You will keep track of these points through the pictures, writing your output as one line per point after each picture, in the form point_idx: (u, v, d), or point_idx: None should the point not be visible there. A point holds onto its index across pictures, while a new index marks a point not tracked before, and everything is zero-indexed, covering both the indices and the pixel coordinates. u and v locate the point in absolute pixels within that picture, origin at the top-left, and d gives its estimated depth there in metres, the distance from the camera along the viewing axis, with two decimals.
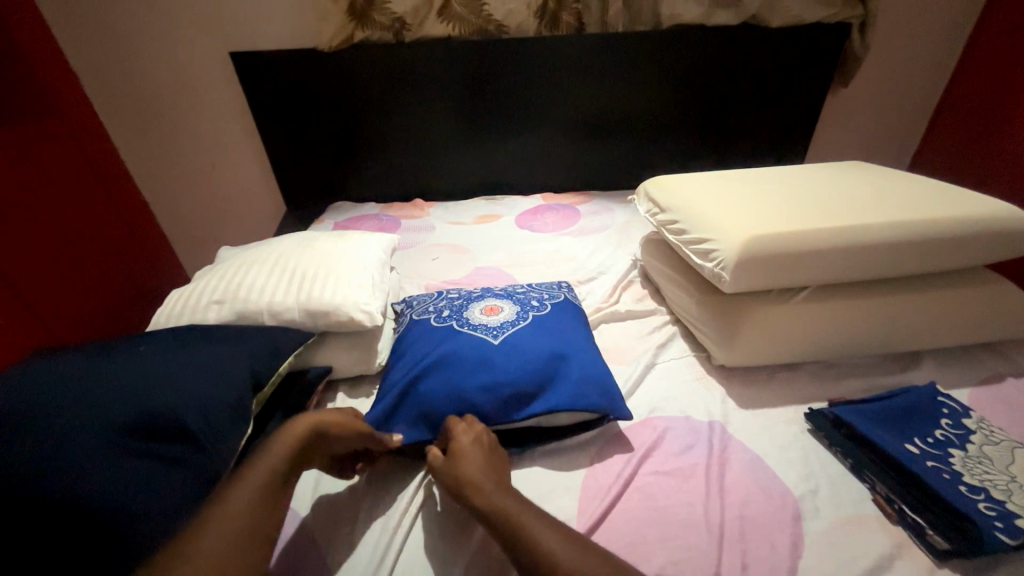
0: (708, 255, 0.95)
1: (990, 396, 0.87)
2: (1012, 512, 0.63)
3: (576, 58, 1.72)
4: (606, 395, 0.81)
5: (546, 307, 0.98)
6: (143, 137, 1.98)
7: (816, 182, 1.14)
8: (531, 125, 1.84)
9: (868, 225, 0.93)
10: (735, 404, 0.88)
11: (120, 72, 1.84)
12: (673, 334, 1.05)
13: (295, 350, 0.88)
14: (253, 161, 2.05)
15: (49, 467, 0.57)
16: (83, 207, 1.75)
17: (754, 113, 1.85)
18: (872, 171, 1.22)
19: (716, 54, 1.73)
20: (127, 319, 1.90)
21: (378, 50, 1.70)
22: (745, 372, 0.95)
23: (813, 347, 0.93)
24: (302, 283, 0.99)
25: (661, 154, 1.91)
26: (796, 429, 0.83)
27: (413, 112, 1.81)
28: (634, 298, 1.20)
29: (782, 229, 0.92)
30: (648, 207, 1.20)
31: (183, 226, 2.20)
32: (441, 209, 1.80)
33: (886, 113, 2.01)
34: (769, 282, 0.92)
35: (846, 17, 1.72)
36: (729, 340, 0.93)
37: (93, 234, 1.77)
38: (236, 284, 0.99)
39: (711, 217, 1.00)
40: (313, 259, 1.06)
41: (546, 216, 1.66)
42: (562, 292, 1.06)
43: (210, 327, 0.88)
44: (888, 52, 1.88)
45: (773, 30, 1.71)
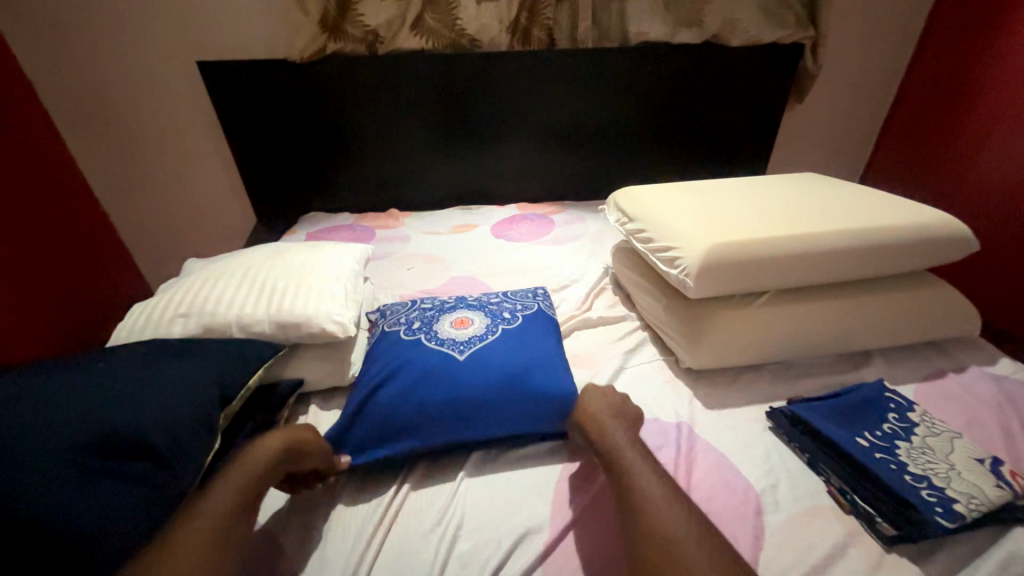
0: (674, 262, 0.99)
1: (934, 390, 0.94)
2: (952, 498, 0.68)
3: (549, 73, 1.77)
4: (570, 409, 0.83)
5: (517, 319, 0.99)
6: (104, 146, 1.91)
7: (774, 192, 1.21)
8: (505, 137, 1.87)
9: (820, 232, 0.99)
10: (702, 405, 0.92)
11: (79, 80, 1.78)
12: (643, 339, 1.09)
13: (265, 362, 0.87)
14: (222, 171, 2.01)
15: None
16: (37, 218, 1.67)
17: (718, 127, 1.95)
18: (824, 182, 1.30)
19: (681, 71, 1.82)
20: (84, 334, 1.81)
21: (352, 61, 1.71)
22: (711, 374, 0.99)
23: (773, 348, 0.98)
24: (272, 294, 0.97)
25: (631, 166, 1.98)
26: (759, 427, 0.87)
27: (387, 123, 1.81)
28: (606, 304, 1.23)
29: (742, 237, 0.97)
30: (618, 217, 1.24)
31: (145, 237, 2.12)
32: (417, 219, 1.80)
33: (838, 127, 2.14)
34: (731, 288, 0.96)
35: (799, 38, 1.83)
36: (695, 343, 0.97)
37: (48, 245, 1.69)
38: (203, 296, 0.97)
39: (676, 226, 1.04)
40: (284, 270, 1.05)
41: (521, 226, 1.69)
42: (536, 301, 1.09)
43: (174, 340, 0.86)
44: (838, 71, 2.01)
45: (733, 50, 1.80)
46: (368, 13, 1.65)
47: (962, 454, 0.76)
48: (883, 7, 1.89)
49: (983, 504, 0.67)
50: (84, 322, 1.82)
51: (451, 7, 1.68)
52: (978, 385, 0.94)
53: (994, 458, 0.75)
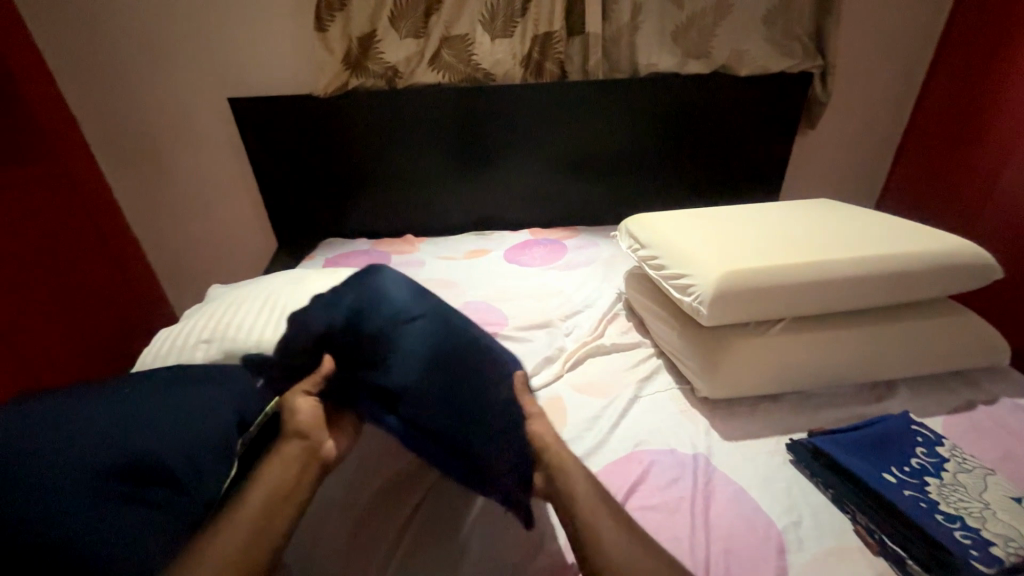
0: (686, 289, 0.99)
1: (964, 423, 0.90)
2: (988, 540, 0.65)
3: (561, 103, 1.82)
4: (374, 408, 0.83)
5: None
6: (138, 177, 2.01)
7: (788, 219, 1.21)
8: (519, 165, 1.92)
9: (835, 260, 0.98)
10: (719, 436, 0.90)
11: (120, 118, 1.90)
12: (657, 367, 1.08)
13: None
14: (246, 199, 2.09)
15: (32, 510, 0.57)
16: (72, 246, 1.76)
17: (729, 153, 1.96)
18: (839, 208, 1.29)
19: (690, 100, 1.85)
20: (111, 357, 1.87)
21: (372, 96, 1.79)
22: (728, 403, 0.97)
23: (792, 377, 0.96)
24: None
25: (642, 191, 2.00)
26: (779, 459, 0.84)
27: (405, 152, 1.88)
28: (619, 330, 1.23)
29: (755, 265, 0.97)
30: (630, 243, 1.25)
31: (171, 263, 2.20)
32: (431, 244, 1.84)
33: (852, 152, 2.13)
34: (746, 315, 0.95)
35: (808, 68, 1.86)
36: (711, 372, 0.96)
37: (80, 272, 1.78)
38: (227, 322, 1.00)
39: (688, 253, 1.04)
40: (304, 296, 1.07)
41: (534, 251, 1.71)
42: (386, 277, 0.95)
43: (197, 366, 0.88)
44: (849, 98, 2.03)
45: (742, 79, 1.84)
46: (388, 50, 1.74)
47: (997, 492, 0.72)
48: (891, 36, 1.92)
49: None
50: (110, 346, 1.87)
51: (467, 44, 1.76)
52: (1011, 419, 0.90)
53: None
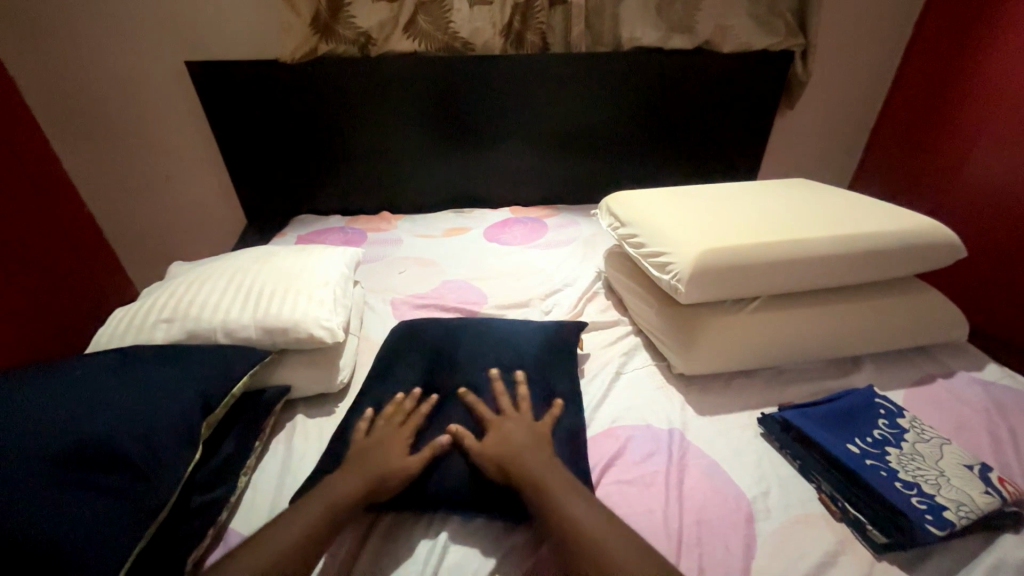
0: (665, 267, 0.98)
1: (922, 396, 0.94)
2: (941, 505, 0.68)
3: (542, 77, 1.77)
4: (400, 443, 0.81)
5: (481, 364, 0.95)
6: (89, 146, 1.87)
7: (765, 198, 1.21)
8: (499, 141, 1.87)
9: (809, 238, 0.99)
10: (694, 412, 0.91)
11: (64, 80, 1.75)
12: (635, 345, 1.08)
13: (251, 369, 0.85)
14: (210, 172, 1.98)
15: None
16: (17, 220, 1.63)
17: (710, 132, 1.96)
18: (814, 188, 1.30)
19: (673, 77, 1.83)
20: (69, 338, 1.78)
21: (344, 63, 1.70)
22: (703, 380, 0.99)
23: (764, 354, 0.98)
24: (260, 300, 0.95)
25: (623, 169, 1.98)
26: (751, 433, 0.86)
27: (379, 125, 1.80)
28: (598, 309, 1.23)
29: (731, 243, 0.96)
30: (610, 221, 1.24)
31: (130, 240, 2.08)
32: (409, 222, 1.79)
33: (829, 133, 2.16)
34: (722, 294, 0.96)
35: (789, 46, 1.85)
36: (686, 349, 0.97)
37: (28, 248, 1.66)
38: (190, 300, 0.94)
39: (667, 231, 1.03)
40: (274, 275, 1.03)
41: (514, 229, 1.69)
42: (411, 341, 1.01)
43: (157, 346, 0.84)
44: (828, 78, 2.04)
45: (724, 56, 1.82)
46: (360, 14, 1.64)
47: (951, 460, 0.76)
48: (872, 16, 1.91)
49: (972, 511, 0.67)
50: (66, 328, 1.77)
51: (444, 9, 1.67)
52: (966, 392, 0.94)
53: (982, 465, 0.75)
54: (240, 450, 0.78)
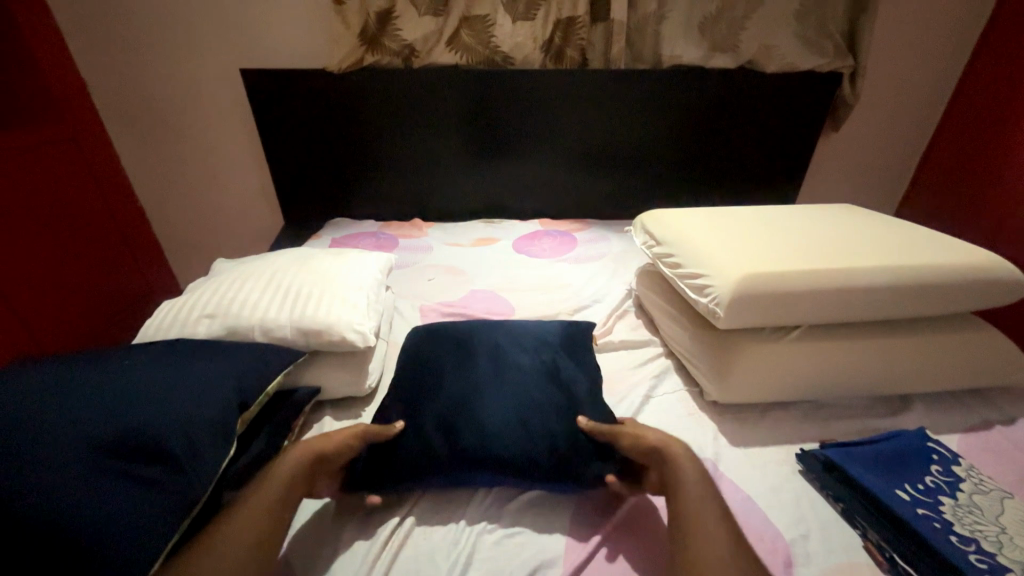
0: (703, 290, 0.95)
1: (980, 443, 0.88)
2: (1004, 565, 0.63)
3: (580, 92, 1.78)
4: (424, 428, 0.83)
5: (498, 352, 0.98)
6: (147, 145, 1.99)
7: (809, 223, 1.17)
8: (533, 153, 1.88)
9: (858, 268, 0.95)
10: (727, 442, 0.88)
11: (130, 84, 1.87)
12: (666, 368, 1.05)
13: (285, 369, 0.87)
14: (255, 173, 2.07)
15: (26, 483, 0.56)
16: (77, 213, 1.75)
17: (749, 153, 1.91)
18: (861, 215, 1.25)
19: (713, 95, 1.80)
20: (116, 325, 1.89)
21: (387, 74, 1.75)
22: (737, 410, 0.95)
23: (804, 387, 0.94)
24: (297, 301, 0.97)
25: (657, 187, 1.95)
26: (788, 469, 0.82)
27: (417, 134, 1.84)
28: (628, 327, 1.20)
29: (774, 269, 0.93)
30: (645, 239, 1.22)
31: (177, 235, 2.19)
32: (440, 229, 1.81)
33: (876, 158, 2.07)
34: (762, 320, 0.92)
35: (836, 68, 1.80)
36: (721, 376, 0.93)
37: (85, 240, 1.77)
38: (232, 297, 0.97)
39: (706, 252, 1.01)
40: (312, 276, 1.05)
41: (543, 242, 1.68)
42: (435, 335, 1.03)
43: (199, 342, 0.86)
44: (877, 101, 1.97)
45: (768, 76, 1.79)
46: (406, 27, 1.69)
47: (1014, 517, 0.70)
48: (927, 39, 1.84)
49: None
50: (115, 315, 1.89)
51: (487, 24, 1.71)
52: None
53: None
54: (270, 448, 0.80)
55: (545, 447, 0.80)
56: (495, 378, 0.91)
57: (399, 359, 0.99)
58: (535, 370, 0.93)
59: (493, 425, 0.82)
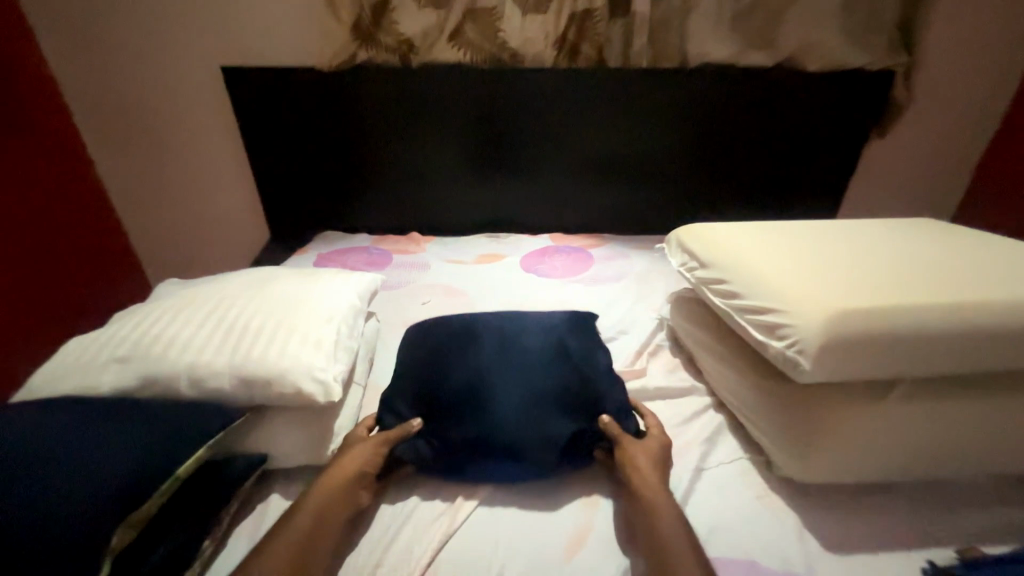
0: (775, 331, 0.72)
1: None
2: None
3: (599, 94, 1.58)
4: (434, 425, 0.75)
5: (508, 334, 0.86)
6: (121, 150, 1.82)
7: (890, 241, 0.94)
8: (543, 160, 1.67)
9: (980, 303, 0.71)
10: (820, 546, 0.63)
11: (103, 84, 1.71)
12: (719, 426, 0.82)
13: (211, 439, 0.64)
14: (239, 182, 1.89)
15: None
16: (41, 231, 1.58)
17: (787, 161, 1.69)
18: (946, 231, 1.02)
19: (747, 96, 1.59)
20: None
21: (382, 72, 1.56)
22: (823, 491, 0.71)
23: (914, 462, 0.69)
24: (242, 337, 0.76)
25: (682, 198, 1.73)
26: None
27: (415, 138, 1.65)
28: (664, 368, 0.97)
29: (872, 304, 0.70)
30: (683, 259, 1.00)
31: (154, 249, 2.00)
32: (439, 244, 1.61)
33: (928, 168, 1.85)
34: (859, 373, 0.69)
35: (889, 66, 1.59)
36: (803, 447, 0.69)
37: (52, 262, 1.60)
38: (159, 333, 0.76)
39: (773, 280, 0.78)
40: (267, 303, 0.84)
41: (555, 260, 1.46)
42: (444, 318, 0.91)
43: (98, 400, 0.65)
44: (931, 105, 1.75)
45: (810, 75, 1.58)
46: (403, 20, 1.51)
47: None
48: (990, 35, 1.63)
49: None
50: None
51: (493, 17, 1.52)
52: None
53: None
54: (176, 557, 0.57)
55: (556, 437, 0.72)
56: (501, 363, 0.80)
57: (405, 342, 0.89)
58: (545, 354, 0.82)
59: (500, 417, 0.73)
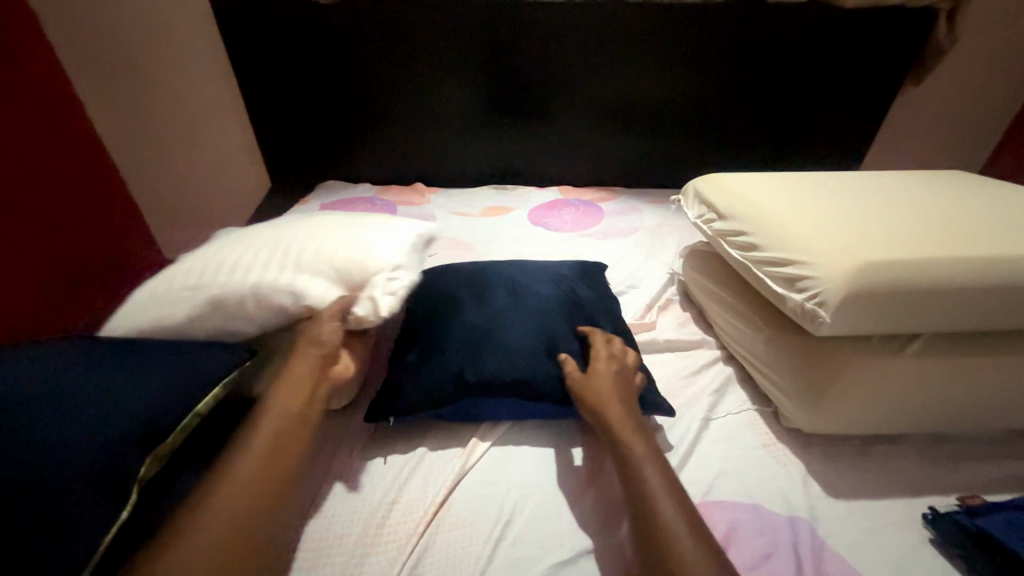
0: (796, 283, 0.70)
1: None
2: None
3: (616, 32, 1.47)
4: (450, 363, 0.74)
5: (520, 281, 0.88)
6: (112, 91, 1.73)
7: (918, 194, 0.90)
8: (554, 105, 1.58)
9: (1010, 257, 0.69)
10: (823, 491, 0.65)
11: (87, 17, 1.60)
12: (727, 378, 0.82)
13: (225, 379, 0.64)
14: (236, 127, 1.81)
15: None
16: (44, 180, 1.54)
17: (812, 110, 1.60)
18: (977, 185, 0.97)
19: (776, 36, 1.48)
20: None
21: (383, 4, 1.45)
22: (830, 442, 0.72)
23: (923, 415, 0.70)
24: (287, 264, 0.72)
25: (698, 149, 1.65)
26: (915, 538, 0.60)
27: (419, 80, 1.55)
28: (674, 322, 0.96)
29: (898, 257, 0.68)
30: (699, 211, 0.96)
31: (154, 198, 1.96)
32: (445, 196, 1.56)
33: (960, 119, 1.75)
34: (879, 326, 0.67)
35: (934, 3, 1.46)
36: (814, 399, 0.69)
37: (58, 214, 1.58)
38: (213, 260, 0.74)
39: (796, 231, 0.75)
40: (301, 232, 0.79)
41: (565, 213, 1.42)
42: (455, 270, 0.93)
43: (110, 341, 0.64)
44: (973, 48, 1.62)
45: (847, 12, 1.45)
46: None
47: None
48: None
49: None
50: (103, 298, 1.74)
51: None
52: None
53: None
54: None
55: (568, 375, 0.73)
56: (515, 308, 0.81)
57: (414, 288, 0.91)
58: (555, 301, 0.83)
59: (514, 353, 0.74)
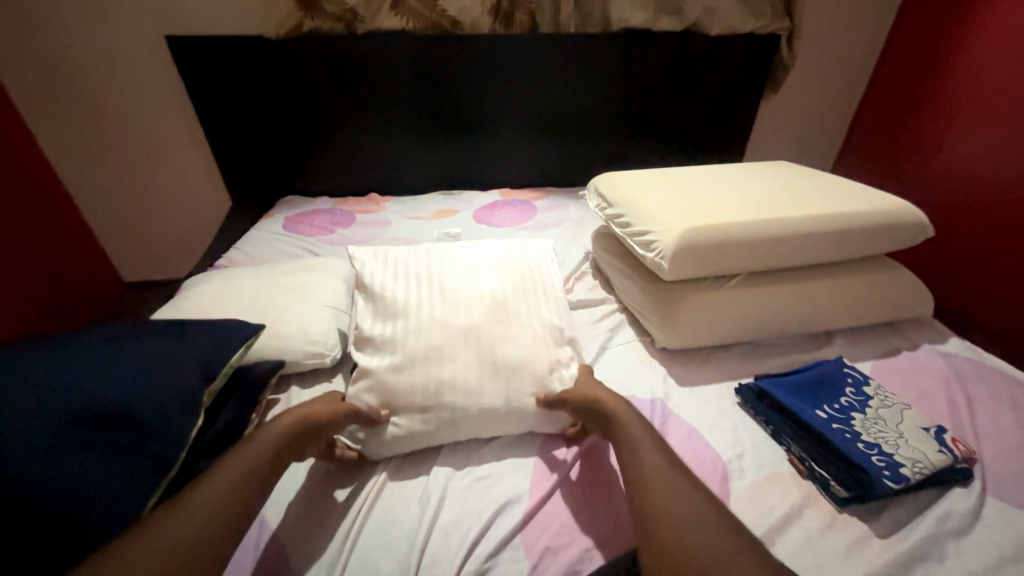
0: (650, 245, 1.01)
1: (886, 367, 0.99)
2: (898, 462, 0.72)
3: (533, 57, 1.76)
4: None
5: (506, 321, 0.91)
6: (65, 123, 1.82)
7: (747, 178, 1.24)
8: (487, 121, 1.85)
9: (787, 217, 1.02)
10: (675, 382, 0.95)
11: (39, 55, 1.70)
12: (620, 321, 1.12)
13: (245, 343, 0.87)
14: (194, 152, 1.94)
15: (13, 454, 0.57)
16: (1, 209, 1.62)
17: (696, 117, 1.97)
18: (793, 170, 1.32)
19: (660, 59, 1.83)
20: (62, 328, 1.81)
21: (329, 40, 1.66)
22: (684, 354, 1.03)
23: (744, 330, 1.02)
24: (490, 350, 0.86)
25: (609, 152, 1.99)
26: (727, 401, 0.91)
27: (367, 104, 1.78)
28: (587, 287, 1.25)
29: (713, 222, 0.99)
30: (598, 202, 1.26)
31: (111, 222, 2.04)
32: (398, 203, 1.79)
33: (814, 118, 2.18)
34: (704, 270, 0.99)
35: (776, 29, 1.86)
36: (669, 324, 1.00)
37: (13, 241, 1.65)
38: (433, 382, 0.81)
39: (653, 210, 1.06)
40: (498, 305, 0.92)
41: (503, 211, 1.70)
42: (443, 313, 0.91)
43: (143, 322, 0.85)
44: (814, 62, 2.06)
45: (712, 38, 1.82)
46: None
47: (910, 424, 0.80)
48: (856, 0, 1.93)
49: (926, 467, 0.72)
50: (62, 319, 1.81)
51: None
52: (932, 362, 1.00)
53: (937, 427, 0.80)
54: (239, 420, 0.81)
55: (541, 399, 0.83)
56: None
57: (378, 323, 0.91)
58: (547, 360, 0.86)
59: None
